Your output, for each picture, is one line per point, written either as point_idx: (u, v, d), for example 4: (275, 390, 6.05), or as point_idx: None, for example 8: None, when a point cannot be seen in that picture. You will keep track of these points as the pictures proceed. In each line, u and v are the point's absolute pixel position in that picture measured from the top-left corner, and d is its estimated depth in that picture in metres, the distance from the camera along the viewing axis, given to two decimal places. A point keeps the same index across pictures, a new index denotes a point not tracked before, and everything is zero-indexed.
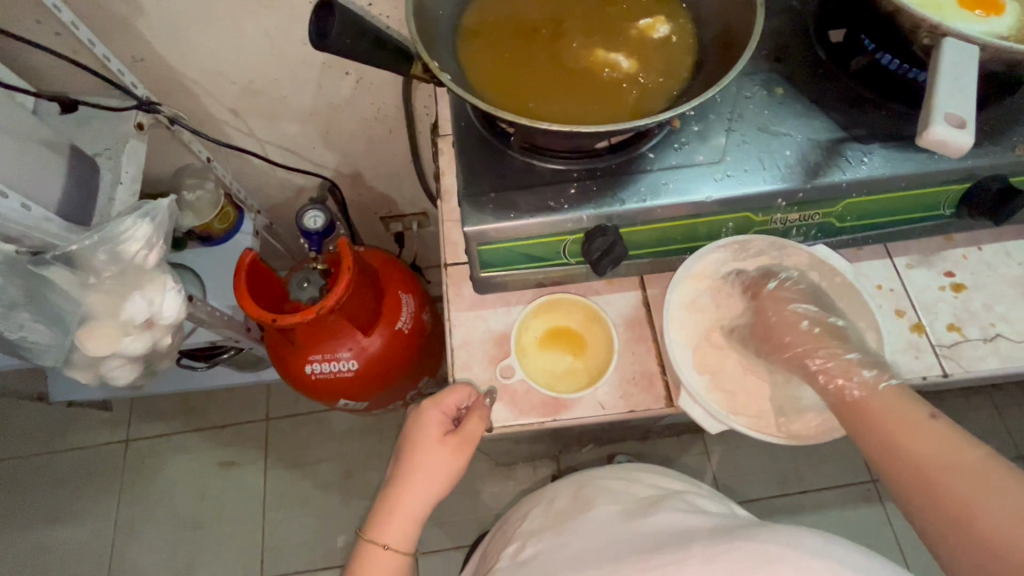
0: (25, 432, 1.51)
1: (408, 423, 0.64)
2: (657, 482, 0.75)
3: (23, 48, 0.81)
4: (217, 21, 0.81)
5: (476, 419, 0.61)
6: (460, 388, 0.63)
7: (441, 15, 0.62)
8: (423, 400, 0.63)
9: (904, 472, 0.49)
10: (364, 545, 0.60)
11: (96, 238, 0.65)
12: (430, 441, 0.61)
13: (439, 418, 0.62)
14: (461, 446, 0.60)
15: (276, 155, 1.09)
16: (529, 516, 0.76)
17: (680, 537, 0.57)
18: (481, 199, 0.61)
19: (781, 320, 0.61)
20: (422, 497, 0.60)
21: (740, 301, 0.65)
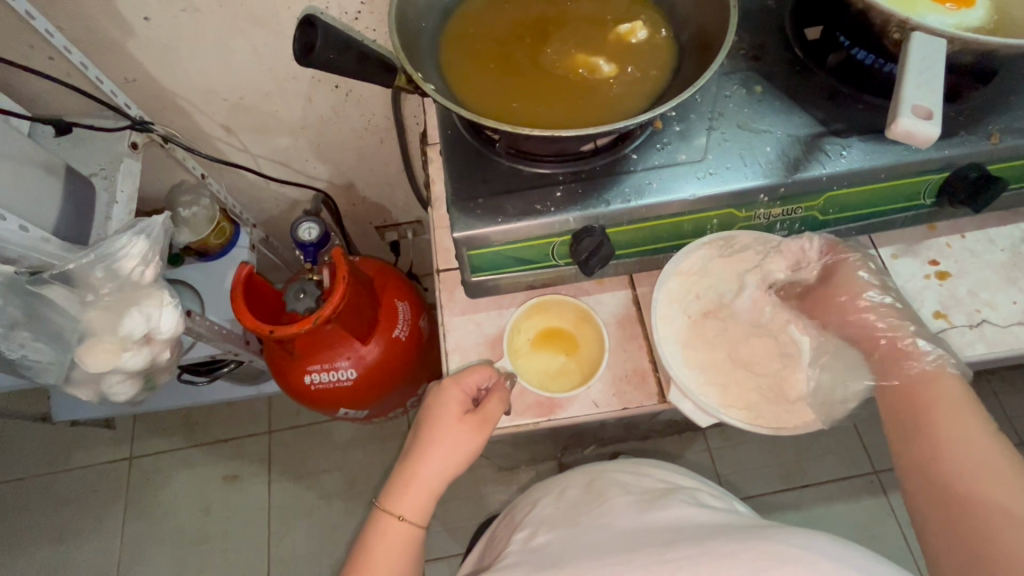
0: (30, 453, 1.51)
1: (428, 398, 0.64)
2: (668, 477, 0.76)
3: (16, 73, 0.83)
4: (206, 40, 0.83)
5: (496, 400, 0.61)
6: (481, 367, 0.63)
7: (424, 27, 0.63)
8: (444, 377, 0.63)
9: (942, 457, 0.52)
10: (378, 515, 0.60)
11: (93, 256, 0.67)
12: (450, 418, 0.61)
13: (459, 396, 0.62)
14: (480, 424, 0.61)
15: (270, 169, 1.11)
16: (540, 503, 0.77)
17: (694, 534, 0.58)
18: (470, 204, 0.62)
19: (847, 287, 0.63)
20: (438, 472, 0.61)
21: (814, 262, 0.65)
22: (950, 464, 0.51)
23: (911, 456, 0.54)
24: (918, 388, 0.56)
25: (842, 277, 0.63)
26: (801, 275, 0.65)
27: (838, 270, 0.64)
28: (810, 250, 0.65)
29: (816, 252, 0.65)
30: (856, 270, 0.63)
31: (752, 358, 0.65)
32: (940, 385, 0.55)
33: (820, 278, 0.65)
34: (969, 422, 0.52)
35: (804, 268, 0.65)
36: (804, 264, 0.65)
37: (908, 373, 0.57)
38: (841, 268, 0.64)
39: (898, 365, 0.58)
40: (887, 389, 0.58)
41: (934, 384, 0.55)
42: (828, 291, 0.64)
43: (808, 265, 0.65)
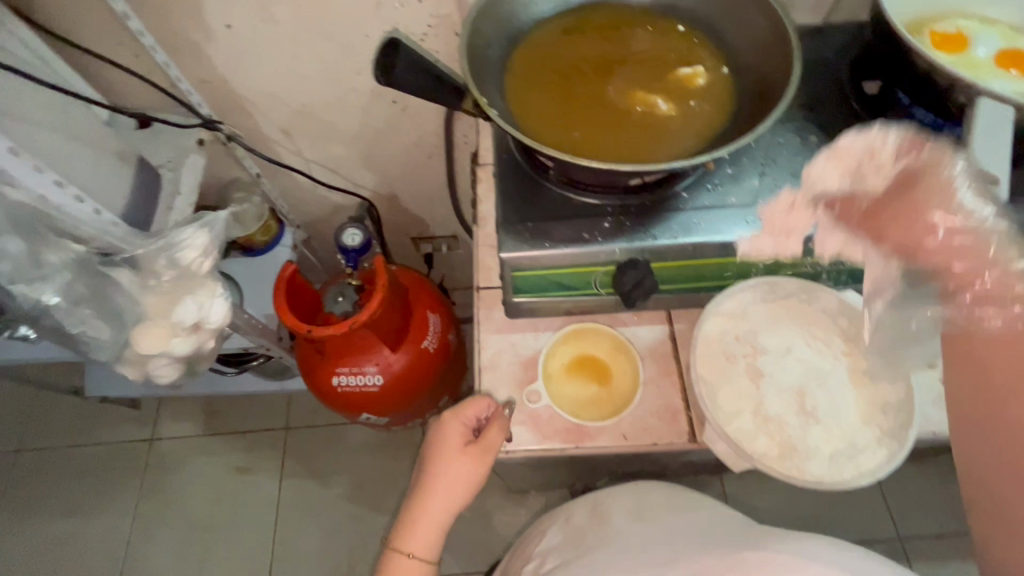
0: (58, 423, 1.56)
1: (429, 434, 0.65)
2: (676, 495, 0.75)
3: (102, 66, 0.89)
4: (280, 50, 0.88)
5: (496, 429, 0.62)
6: (479, 399, 0.65)
7: (491, 54, 0.66)
8: (443, 411, 0.64)
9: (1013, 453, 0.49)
10: (389, 556, 0.61)
11: (161, 244, 0.70)
12: (452, 451, 0.62)
13: (460, 429, 0.63)
14: (481, 455, 0.62)
15: (320, 174, 1.15)
16: (548, 531, 0.75)
17: (693, 547, 0.64)
18: (518, 227, 0.63)
19: (935, 200, 0.51)
20: (445, 506, 0.61)
21: (887, 165, 0.54)
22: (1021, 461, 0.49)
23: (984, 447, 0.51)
24: (992, 362, 0.50)
25: (925, 184, 0.51)
26: (861, 188, 0.55)
27: (918, 178, 0.52)
28: (881, 149, 0.54)
29: (890, 151, 0.54)
30: (945, 178, 0.51)
31: (786, 407, 0.64)
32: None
33: (889, 192, 0.54)
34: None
35: (869, 173, 0.54)
36: (868, 170, 0.54)
37: (990, 333, 0.49)
38: (919, 173, 0.52)
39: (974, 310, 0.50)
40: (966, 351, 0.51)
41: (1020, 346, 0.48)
42: (899, 208, 0.53)
43: (872, 171, 0.54)
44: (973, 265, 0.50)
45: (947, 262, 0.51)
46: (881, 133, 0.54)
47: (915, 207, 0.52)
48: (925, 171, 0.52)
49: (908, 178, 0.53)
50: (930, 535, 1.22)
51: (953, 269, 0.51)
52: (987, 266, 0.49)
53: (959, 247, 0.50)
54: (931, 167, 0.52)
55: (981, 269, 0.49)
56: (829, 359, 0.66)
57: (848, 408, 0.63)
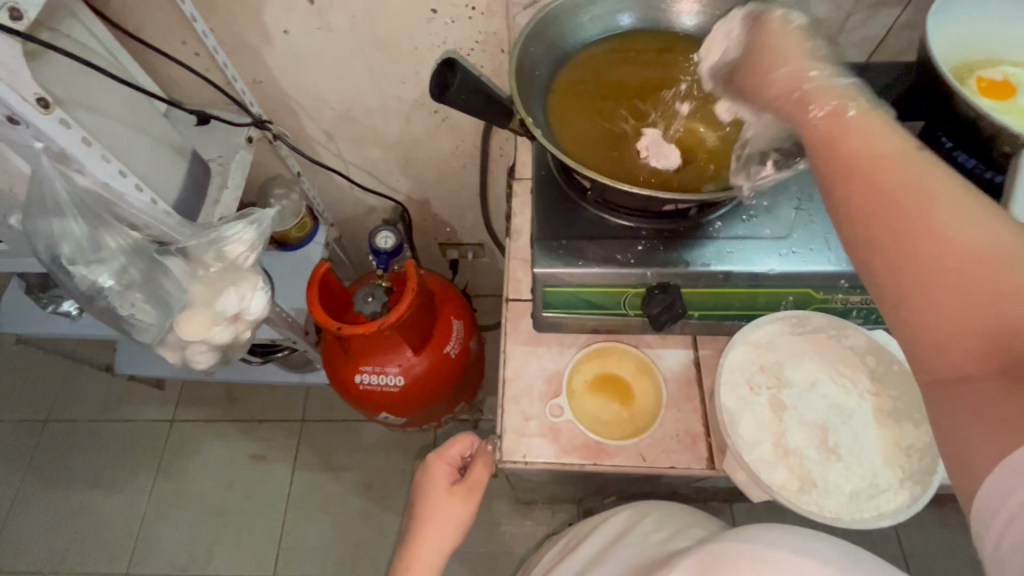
0: (86, 397, 1.62)
1: (416, 479, 0.68)
2: (670, 517, 0.76)
3: (165, 63, 0.94)
4: (331, 56, 0.91)
5: (480, 465, 0.67)
6: (460, 439, 0.69)
7: (538, 75, 0.68)
8: (428, 453, 0.68)
9: (891, 229, 0.41)
10: None
11: (209, 237, 0.74)
12: (439, 492, 0.65)
13: (445, 468, 0.67)
14: (468, 492, 0.65)
15: (358, 176, 1.19)
16: (550, 548, 0.82)
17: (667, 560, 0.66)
18: (553, 244, 0.65)
19: (771, 46, 0.53)
20: (437, 547, 0.63)
21: (737, 34, 0.57)
22: (896, 232, 0.40)
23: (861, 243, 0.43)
24: (842, 144, 0.45)
25: (764, 37, 0.54)
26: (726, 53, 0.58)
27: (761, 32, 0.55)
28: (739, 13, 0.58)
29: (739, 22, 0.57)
30: (775, 27, 0.54)
31: (807, 442, 0.63)
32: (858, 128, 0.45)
33: (742, 50, 0.56)
34: (903, 165, 0.42)
35: (728, 39, 0.58)
36: (731, 35, 0.58)
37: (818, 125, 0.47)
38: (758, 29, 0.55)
39: (805, 111, 0.49)
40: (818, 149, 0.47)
41: (851, 129, 0.45)
42: (749, 65, 0.55)
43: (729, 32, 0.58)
44: (805, 87, 0.50)
45: (783, 93, 0.51)
46: (737, 13, 0.57)
47: (760, 58, 0.54)
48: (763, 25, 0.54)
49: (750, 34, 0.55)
50: None
51: (787, 95, 0.51)
52: (810, 84, 0.49)
53: (789, 77, 0.51)
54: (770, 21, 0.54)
55: (811, 87, 0.49)
56: (855, 395, 0.65)
57: (872, 447, 0.63)
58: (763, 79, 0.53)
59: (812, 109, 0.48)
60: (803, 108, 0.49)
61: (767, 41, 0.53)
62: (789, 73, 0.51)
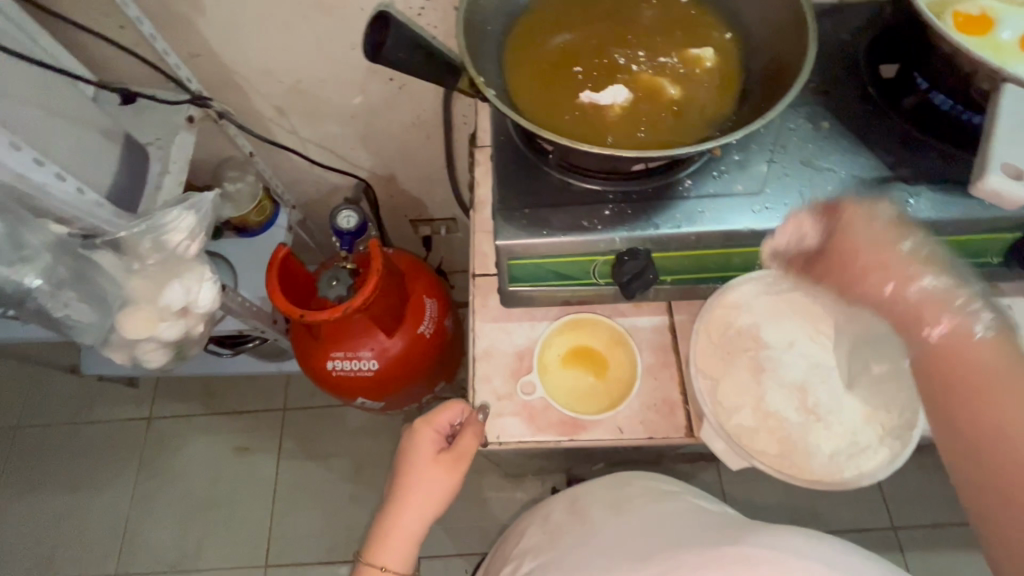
0: (55, 401, 1.56)
1: (401, 444, 0.64)
2: (649, 485, 0.75)
3: (88, 39, 0.86)
4: (271, 23, 0.84)
5: (470, 435, 0.62)
6: (453, 405, 0.65)
7: (489, 30, 0.63)
8: (416, 419, 0.64)
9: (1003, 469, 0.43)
10: (361, 570, 0.60)
11: (144, 226, 0.69)
12: (424, 461, 0.62)
13: (432, 436, 0.63)
14: (456, 462, 0.61)
15: (316, 154, 1.12)
16: (527, 533, 0.76)
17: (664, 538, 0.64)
18: (515, 213, 0.61)
19: (865, 248, 0.51)
20: (419, 515, 0.61)
21: (814, 234, 0.55)
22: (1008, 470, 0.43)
23: (973, 470, 0.45)
24: (955, 369, 0.46)
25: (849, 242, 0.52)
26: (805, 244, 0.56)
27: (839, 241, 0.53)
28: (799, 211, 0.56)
29: (810, 223, 0.55)
30: (861, 232, 0.52)
31: (786, 404, 0.62)
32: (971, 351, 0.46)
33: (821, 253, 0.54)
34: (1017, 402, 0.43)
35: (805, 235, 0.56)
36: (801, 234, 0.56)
37: (937, 347, 0.47)
38: (841, 235, 0.53)
39: (917, 330, 0.49)
40: (930, 377, 0.48)
41: (970, 353, 0.46)
42: (834, 267, 0.53)
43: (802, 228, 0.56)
44: (916, 296, 0.49)
45: (889, 301, 0.51)
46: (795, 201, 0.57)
47: (851, 266, 0.52)
48: (846, 227, 0.53)
49: (831, 231, 0.54)
50: (925, 525, 1.23)
51: (891, 304, 0.51)
52: (914, 294, 0.50)
53: (893, 288, 0.50)
54: (852, 223, 0.53)
55: (920, 298, 0.49)
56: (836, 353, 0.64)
57: (851, 405, 0.61)
58: (860, 284, 0.52)
59: (927, 329, 0.48)
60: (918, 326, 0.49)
61: (854, 248, 0.52)
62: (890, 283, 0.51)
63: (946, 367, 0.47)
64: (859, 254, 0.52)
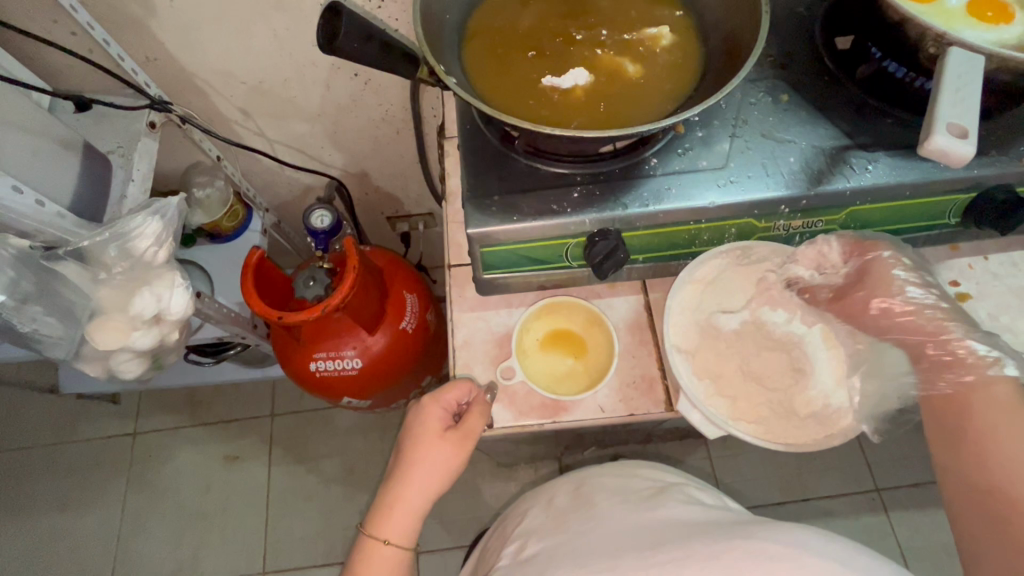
0: (36, 422, 1.53)
1: (408, 419, 0.65)
2: (655, 475, 0.78)
3: (38, 47, 0.83)
4: (227, 22, 0.83)
5: (477, 414, 0.62)
6: (460, 384, 0.64)
7: (448, 19, 0.63)
8: (424, 395, 0.64)
9: (994, 498, 0.49)
10: (364, 541, 0.61)
11: (108, 234, 0.67)
12: (430, 436, 0.62)
13: (440, 413, 0.63)
14: (461, 441, 0.62)
15: (285, 154, 1.11)
16: (529, 513, 0.78)
17: (671, 523, 0.63)
18: (485, 201, 0.61)
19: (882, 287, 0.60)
20: (423, 491, 0.61)
21: (840, 266, 0.62)
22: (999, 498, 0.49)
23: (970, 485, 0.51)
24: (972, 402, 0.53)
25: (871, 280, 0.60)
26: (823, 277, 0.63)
27: (866, 273, 0.60)
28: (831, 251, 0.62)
29: (838, 254, 0.62)
30: (888, 269, 0.60)
31: (761, 373, 0.64)
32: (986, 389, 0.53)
33: (850, 279, 0.62)
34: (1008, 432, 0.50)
35: (827, 269, 0.62)
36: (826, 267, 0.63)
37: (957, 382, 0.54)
38: (868, 271, 0.60)
39: (942, 375, 0.55)
40: (929, 408, 0.56)
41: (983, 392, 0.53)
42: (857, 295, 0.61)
43: (830, 267, 0.62)
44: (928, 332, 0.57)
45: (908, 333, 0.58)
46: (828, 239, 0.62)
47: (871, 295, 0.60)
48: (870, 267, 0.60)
49: (855, 265, 0.61)
50: (906, 484, 1.26)
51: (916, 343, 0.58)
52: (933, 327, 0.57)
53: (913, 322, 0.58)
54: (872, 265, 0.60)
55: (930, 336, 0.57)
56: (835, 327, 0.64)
57: (823, 370, 0.63)
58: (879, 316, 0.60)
59: (952, 374, 0.55)
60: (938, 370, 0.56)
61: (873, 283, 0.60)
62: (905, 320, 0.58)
63: (954, 404, 0.54)
64: (878, 281, 0.60)
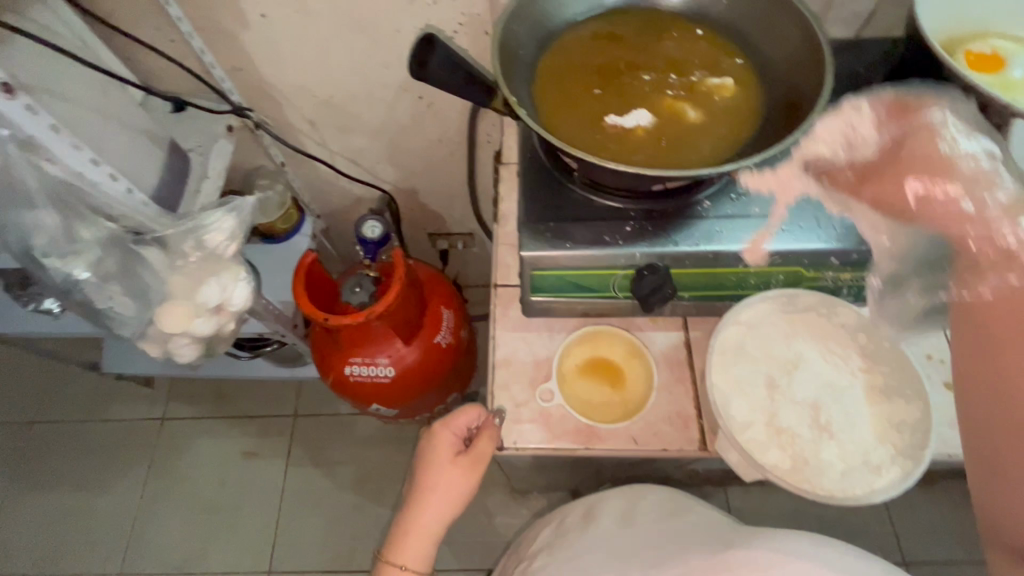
0: (73, 398, 1.59)
1: (420, 444, 0.66)
2: (665, 496, 0.78)
3: (139, 50, 0.91)
4: (311, 41, 0.89)
5: (487, 438, 0.64)
6: (469, 409, 0.66)
7: (522, 54, 0.67)
8: (434, 422, 0.65)
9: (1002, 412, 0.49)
10: (381, 566, 0.63)
11: (187, 226, 0.73)
12: (442, 462, 0.63)
13: (450, 438, 0.65)
14: (472, 465, 0.63)
15: (343, 166, 1.17)
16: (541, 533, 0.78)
17: (677, 549, 0.67)
18: (541, 226, 0.64)
19: (936, 151, 0.53)
20: (437, 516, 0.63)
21: (871, 139, 0.58)
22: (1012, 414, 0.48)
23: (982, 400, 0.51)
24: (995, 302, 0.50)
25: (911, 149, 0.54)
26: (852, 156, 0.58)
27: (904, 142, 0.55)
28: (861, 121, 0.58)
29: (870, 127, 0.58)
30: (930, 137, 0.54)
31: (798, 422, 0.64)
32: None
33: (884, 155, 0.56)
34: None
35: (859, 145, 0.58)
36: (861, 140, 0.58)
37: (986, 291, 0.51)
38: (906, 138, 0.55)
39: (979, 274, 0.51)
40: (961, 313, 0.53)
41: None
42: (892, 168, 0.55)
43: (861, 141, 0.58)
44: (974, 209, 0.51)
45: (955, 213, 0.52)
46: (860, 104, 0.58)
47: (909, 163, 0.54)
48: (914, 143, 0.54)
49: (894, 136, 0.56)
50: (936, 562, 1.20)
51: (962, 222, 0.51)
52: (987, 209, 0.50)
53: (961, 201, 0.51)
54: (924, 127, 0.54)
55: (989, 219, 0.50)
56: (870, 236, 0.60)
57: (862, 425, 0.63)
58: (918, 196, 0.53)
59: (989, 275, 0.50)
60: (977, 274, 0.51)
61: (912, 152, 0.54)
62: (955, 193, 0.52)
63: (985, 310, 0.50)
64: (924, 148, 0.54)
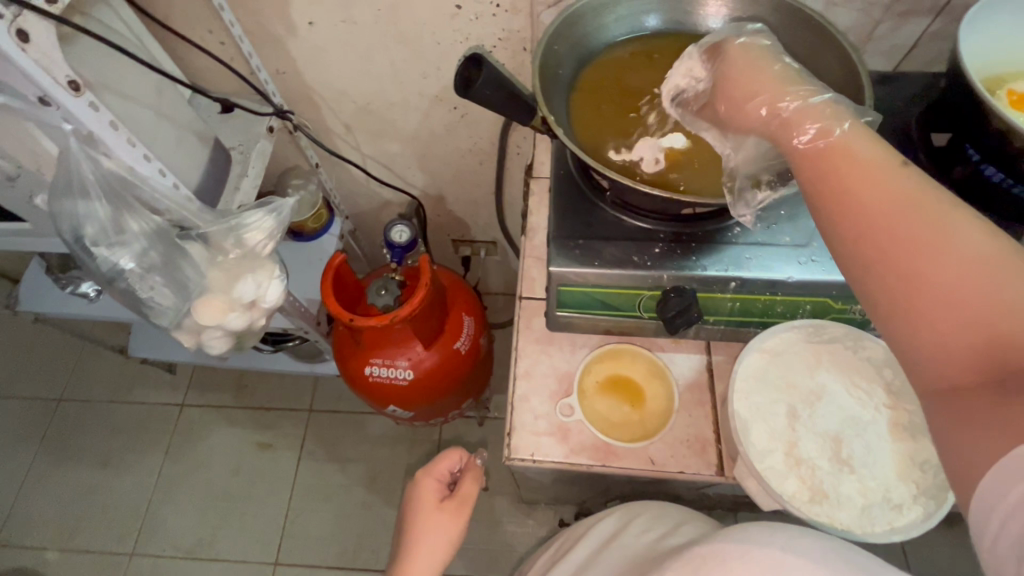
0: (99, 379, 1.64)
1: (406, 494, 0.70)
2: (660, 515, 0.76)
3: (190, 51, 0.95)
4: (354, 49, 0.92)
5: (470, 479, 0.70)
6: (449, 455, 0.73)
7: (560, 73, 0.68)
8: (419, 470, 0.70)
9: (883, 263, 0.43)
10: None
11: (230, 224, 0.77)
12: (430, 507, 0.67)
13: (434, 484, 0.70)
14: (458, 506, 0.68)
15: (375, 170, 1.19)
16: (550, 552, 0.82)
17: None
18: (570, 243, 0.65)
19: (742, 68, 0.57)
20: (429, 562, 0.64)
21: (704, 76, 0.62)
22: (896, 266, 0.42)
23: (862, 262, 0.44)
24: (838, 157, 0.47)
25: (723, 71, 0.58)
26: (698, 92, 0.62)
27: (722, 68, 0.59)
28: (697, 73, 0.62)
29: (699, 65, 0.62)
30: (738, 55, 0.58)
31: (820, 454, 0.63)
32: (855, 152, 0.47)
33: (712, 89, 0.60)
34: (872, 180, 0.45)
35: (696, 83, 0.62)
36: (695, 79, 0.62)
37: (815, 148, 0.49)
38: (720, 65, 0.59)
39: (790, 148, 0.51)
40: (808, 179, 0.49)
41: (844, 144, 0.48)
42: (723, 93, 0.58)
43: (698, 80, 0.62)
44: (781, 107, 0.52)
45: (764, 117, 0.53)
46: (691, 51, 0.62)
47: (728, 84, 0.58)
48: (728, 60, 0.58)
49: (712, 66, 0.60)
50: None
51: (768, 123, 0.53)
52: (787, 110, 0.52)
53: (763, 107, 0.54)
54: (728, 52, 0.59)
55: (789, 110, 0.52)
56: (771, 165, 0.58)
57: (884, 463, 0.62)
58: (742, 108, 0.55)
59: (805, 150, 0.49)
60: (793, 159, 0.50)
61: (728, 72, 0.58)
62: (760, 99, 0.54)
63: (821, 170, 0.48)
64: (733, 69, 0.57)
